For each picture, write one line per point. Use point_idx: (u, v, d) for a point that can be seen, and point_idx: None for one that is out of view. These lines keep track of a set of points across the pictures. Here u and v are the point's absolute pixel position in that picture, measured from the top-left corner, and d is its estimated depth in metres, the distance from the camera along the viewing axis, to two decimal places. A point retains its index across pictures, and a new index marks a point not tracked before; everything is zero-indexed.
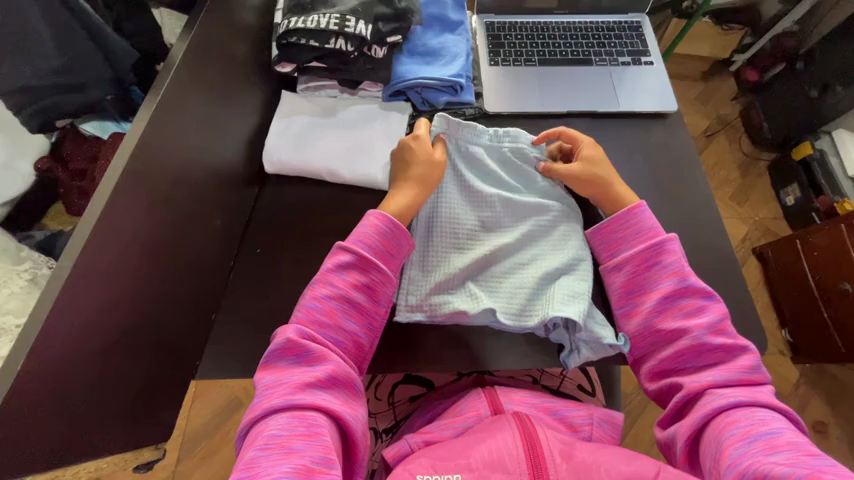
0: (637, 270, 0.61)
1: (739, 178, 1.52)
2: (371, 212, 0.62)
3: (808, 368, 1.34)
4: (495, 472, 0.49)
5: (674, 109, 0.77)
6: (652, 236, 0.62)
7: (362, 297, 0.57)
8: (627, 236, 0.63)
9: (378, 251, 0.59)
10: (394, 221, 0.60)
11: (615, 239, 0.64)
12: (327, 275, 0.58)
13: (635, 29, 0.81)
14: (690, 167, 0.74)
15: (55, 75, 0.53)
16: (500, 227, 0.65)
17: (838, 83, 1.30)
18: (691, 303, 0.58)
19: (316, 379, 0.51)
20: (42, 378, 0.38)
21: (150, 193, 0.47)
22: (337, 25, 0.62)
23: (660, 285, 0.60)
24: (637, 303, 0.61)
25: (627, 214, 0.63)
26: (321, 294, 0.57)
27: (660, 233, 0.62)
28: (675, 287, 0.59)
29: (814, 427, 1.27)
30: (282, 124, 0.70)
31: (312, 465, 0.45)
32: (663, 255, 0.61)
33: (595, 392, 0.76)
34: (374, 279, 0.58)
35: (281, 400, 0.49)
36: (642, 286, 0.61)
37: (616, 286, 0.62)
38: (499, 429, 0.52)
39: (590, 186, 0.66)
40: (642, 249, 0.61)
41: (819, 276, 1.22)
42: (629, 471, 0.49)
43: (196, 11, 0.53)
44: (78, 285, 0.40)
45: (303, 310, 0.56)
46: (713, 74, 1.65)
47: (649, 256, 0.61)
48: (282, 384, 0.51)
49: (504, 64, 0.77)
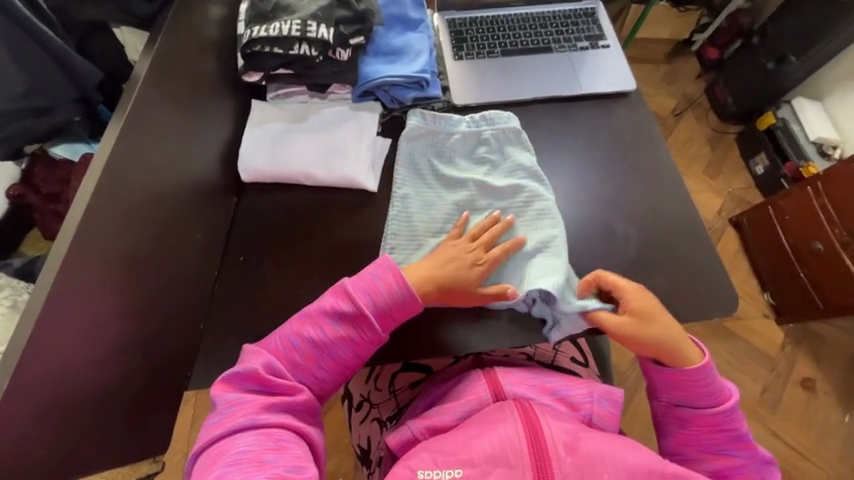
0: (703, 425, 0.59)
1: (710, 152, 1.57)
2: (383, 261, 0.59)
3: (793, 328, 1.38)
4: (498, 466, 0.50)
5: (634, 88, 0.80)
6: (723, 399, 0.60)
7: (345, 350, 0.57)
8: (699, 392, 0.59)
9: (376, 311, 0.57)
10: (409, 289, 0.58)
11: (684, 385, 0.59)
12: (320, 317, 0.56)
13: (590, 15, 0.84)
14: (656, 142, 0.77)
15: (19, 100, 0.53)
16: (474, 208, 0.67)
17: (791, 54, 1.36)
18: (739, 449, 0.59)
19: (281, 402, 0.53)
20: (33, 396, 0.39)
21: (126, 207, 0.48)
22: (299, 31, 0.64)
23: (719, 417, 0.59)
24: (688, 441, 0.60)
25: (702, 379, 0.59)
26: (307, 335, 0.56)
27: (730, 404, 0.59)
28: (739, 456, 0.59)
29: (803, 384, 1.32)
30: (255, 132, 0.71)
31: (285, 474, 0.47)
32: (731, 430, 0.59)
33: (588, 362, 0.78)
34: (362, 337, 0.57)
35: (244, 419, 0.50)
36: (704, 450, 0.59)
37: (673, 433, 0.61)
38: (502, 420, 0.53)
39: (650, 346, 0.60)
40: (710, 415, 0.59)
41: (793, 240, 1.29)
42: (635, 462, 0.51)
43: (158, 27, 0.54)
44: (60, 300, 0.40)
45: (284, 342, 0.56)
46: (676, 55, 1.70)
47: (720, 421, 0.59)
48: (245, 403, 0.52)
49: (468, 58, 0.79)
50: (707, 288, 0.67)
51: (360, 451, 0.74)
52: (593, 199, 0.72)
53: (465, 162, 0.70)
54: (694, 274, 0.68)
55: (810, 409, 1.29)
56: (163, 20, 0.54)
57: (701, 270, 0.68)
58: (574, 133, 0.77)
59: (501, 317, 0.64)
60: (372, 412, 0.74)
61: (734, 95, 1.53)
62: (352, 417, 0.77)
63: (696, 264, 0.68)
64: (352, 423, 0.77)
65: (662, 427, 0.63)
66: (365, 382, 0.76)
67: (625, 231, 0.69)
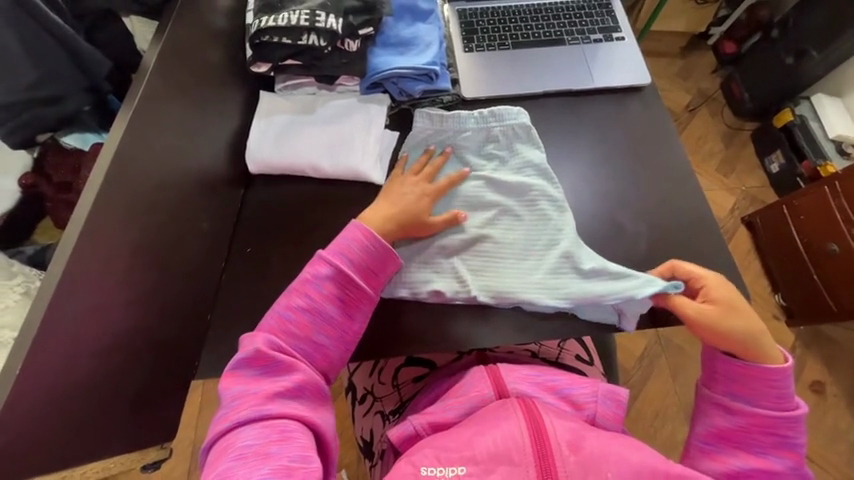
0: (752, 422, 0.57)
1: (724, 149, 1.53)
2: (355, 224, 0.61)
3: (804, 331, 1.36)
4: (501, 464, 0.50)
5: (649, 82, 0.78)
6: (786, 407, 0.57)
7: (334, 311, 0.58)
8: (759, 388, 0.57)
9: (358, 266, 0.59)
10: (379, 239, 0.60)
11: (747, 381, 0.58)
12: (305, 284, 0.58)
13: (605, 6, 0.82)
14: (670, 139, 0.75)
15: (31, 89, 0.54)
16: (482, 202, 0.66)
17: (813, 48, 1.32)
18: (782, 455, 0.57)
19: (285, 388, 0.53)
20: (42, 381, 0.39)
21: (135, 198, 0.48)
22: (308, 21, 0.64)
23: (768, 422, 0.57)
24: (730, 435, 0.58)
25: (772, 378, 0.57)
26: (295, 305, 0.57)
27: (789, 409, 0.57)
28: (780, 465, 0.56)
29: (812, 387, 1.30)
30: (263, 123, 0.70)
31: (289, 464, 0.48)
32: (778, 433, 0.57)
33: (593, 361, 0.77)
34: (350, 294, 0.58)
35: (249, 412, 0.51)
36: (742, 445, 0.57)
37: (715, 423, 0.59)
38: (505, 418, 0.53)
39: (731, 342, 0.59)
40: (763, 413, 0.57)
41: (806, 239, 1.26)
42: (639, 462, 0.51)
43: (166, 17, 0.54)
44: (70, 290, 0.41)
45: (276, 319, 0.57)
46: (691, 49, 1.66)
47: (774, 423, 0.57)
48: (249, 395, 0.52)
49: (478, 50, 0.78)
50: None
51: (363, 443, 0.75)
52: (602, 196, 0.71)
53: (473, 157, 0.69)
54: None
55: (819, 413, 1.27)
56: (172, 9, 0.54)
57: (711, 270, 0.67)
58: (585, 129, 0.75)
59: (507, 314, 0.64)
60: (376, 406, 0.74)
61: (751, 91, 1.49)
62: (356, 410, 0.77)
63: (708, 264, 0.67)
64: (355, 416, 0.78)
65: (700, 413, 0.61)
66: (369, 375, 0.76)
67: (635, 229, 0.68)
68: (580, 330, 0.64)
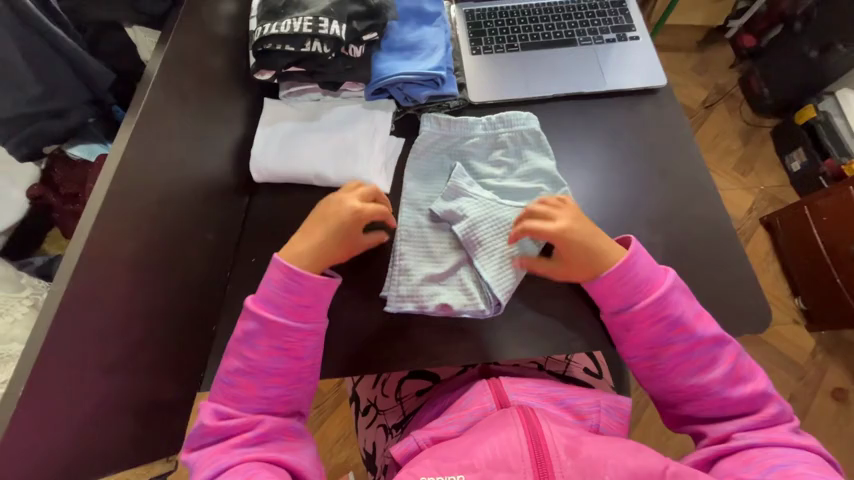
0: (642, 321, 0.58)
1: (742, 147, 1.48)
2: (274, 266, 0.59)
3: (825, 335, 1.30)
4: (498, 471, 0.49)
5: (664, 83, 0.75)
6: (654, 287, 0.58)
7: (279, 360, 0.57)
8: (629, 289, 0.58)
9: (289, 310, 0.57)
10: (299, 272, 0.57)
11: (616, 293, 0.58)
12: (237, 346, 0.57)
13: (618, 4, 0.79)
14: (685, 142, 0.72)
15: (35, 103, 0.54)
16: (469, 196, 0.64)
17: (839, 40, 1.25)
18: (703, 356, 0.57)
19: (244, 439, 0.54)
20: (48, 399, 0.39)
21: (137, 213, 0.48)
22: (310, 27, 0.62)
23: (670, 341, 0.58)
24: (652, 356, 0.59)
25: (623, 267, 0.58)
26: (233, 368, 0.56)
27: (658, 282, 0.58)
28: (686, 343, 0.57)
29: (833, 394, 1.25)
30: (267, 132, 0.70)
31: None
32: (672, 320, 0.57)
33: (602, 373, 0.75)
34: (286, 340, 0.57)
35: (209, 470, 0.52)
36: (652, 348, 0.59)
37: (624, 339, 0.60)
38: (504, 426, 0.51)
39: (573, 270, 0.61)
40: (645, 303, 0.57)
41: (829, 243, 1.20)
42: (636, 465, 0.49)
43: (168, 27, 0.53)
44: (73, 307, 0.41)
45: (218, 386, 0.57)
46: (708, 43, 1.60)
47: (654, 311, 0.57)
48: (208, 456, 0.53)
49: (486, 52, 0.76)
50: (736, 301, 0.63)
51: (366, 456, 0.74)
52: (615, 203, 0.68)
53: (480, 165, 0.68)
54: (723, 286, 0.64)
55: (840, 421, 1.23)
56: (174, 19, 0.53)
57: (731, 281, 0.64)
58: (598, 134, 0.73)
59: (515, 325, 0.62)
60: (379, 418, 0.73)
61: (771, 87, 1.43)
62: (359, 421, 0.77)
63: (726, 274, 0.64)
64: (359, 427, 0.77)
65: (612, 336, 0.61)
66: (372, 387, 0.75)
67: (651, 240, 0.66)
68: (590, 343, 0.62)
